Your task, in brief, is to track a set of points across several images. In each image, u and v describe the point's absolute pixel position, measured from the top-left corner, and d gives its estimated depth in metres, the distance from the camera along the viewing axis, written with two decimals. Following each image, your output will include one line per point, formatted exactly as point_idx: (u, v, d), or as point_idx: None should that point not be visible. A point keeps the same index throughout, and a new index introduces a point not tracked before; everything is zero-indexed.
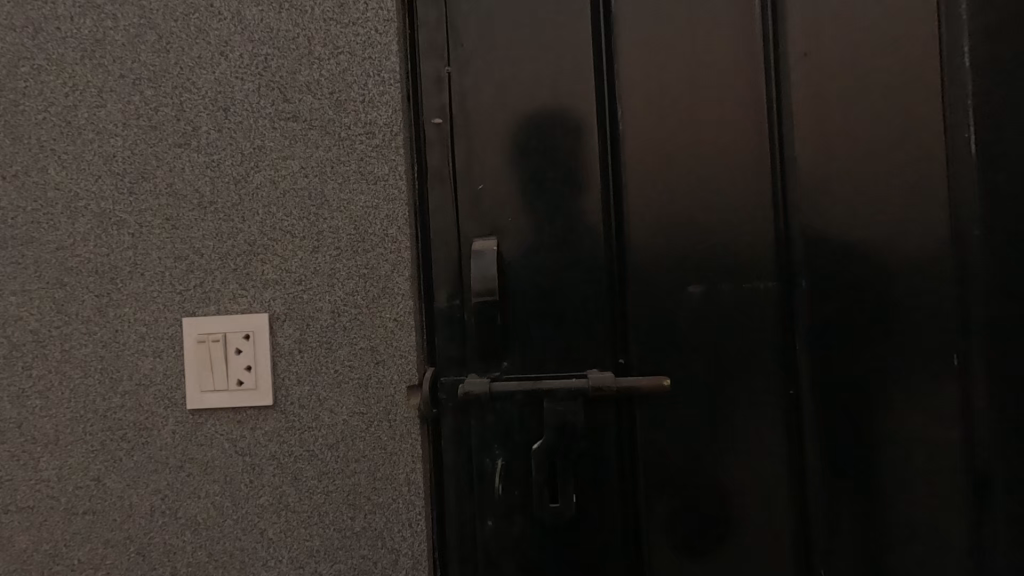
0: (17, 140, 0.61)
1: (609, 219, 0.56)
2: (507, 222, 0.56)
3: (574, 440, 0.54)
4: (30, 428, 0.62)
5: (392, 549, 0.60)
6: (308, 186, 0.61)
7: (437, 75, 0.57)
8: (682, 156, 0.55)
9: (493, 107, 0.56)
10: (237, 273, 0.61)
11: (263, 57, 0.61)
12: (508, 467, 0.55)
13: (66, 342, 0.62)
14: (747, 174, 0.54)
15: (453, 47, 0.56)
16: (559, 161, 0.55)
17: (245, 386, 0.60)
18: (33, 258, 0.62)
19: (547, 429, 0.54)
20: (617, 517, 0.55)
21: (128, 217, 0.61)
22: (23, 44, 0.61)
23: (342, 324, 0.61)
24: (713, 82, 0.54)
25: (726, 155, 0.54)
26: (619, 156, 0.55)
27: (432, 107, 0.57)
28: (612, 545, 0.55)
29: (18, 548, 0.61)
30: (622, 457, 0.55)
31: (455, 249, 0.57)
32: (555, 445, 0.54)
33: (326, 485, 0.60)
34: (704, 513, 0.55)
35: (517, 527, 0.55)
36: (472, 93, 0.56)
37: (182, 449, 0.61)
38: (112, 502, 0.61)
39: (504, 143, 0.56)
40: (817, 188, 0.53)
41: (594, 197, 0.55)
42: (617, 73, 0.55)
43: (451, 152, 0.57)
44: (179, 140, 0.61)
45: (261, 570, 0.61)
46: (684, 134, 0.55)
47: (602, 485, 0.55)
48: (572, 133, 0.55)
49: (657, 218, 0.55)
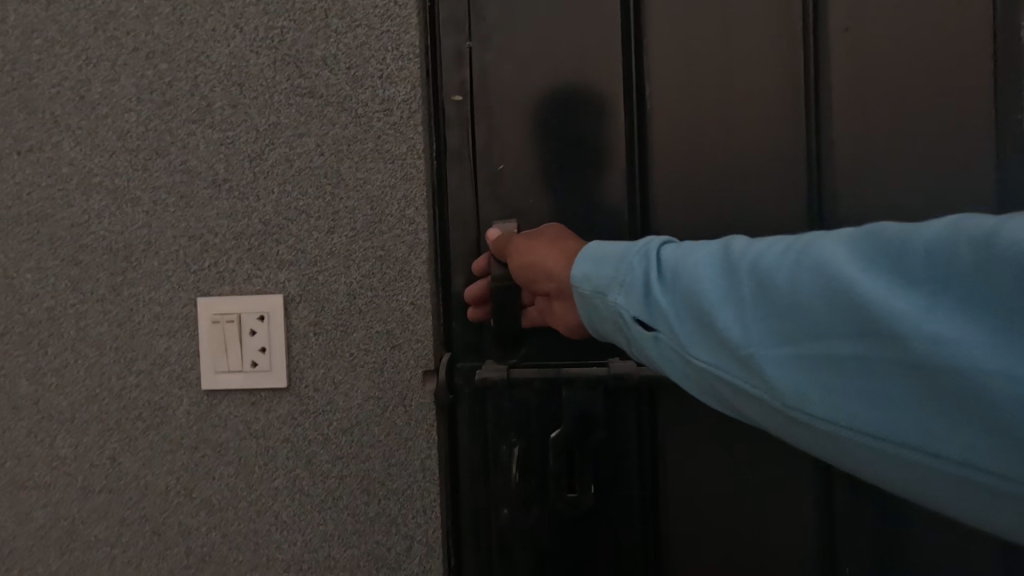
0: (31, 114, 0.60)
1: (635, 206, 0.53)
2: (528, 206, 0.54)
3: (593, 430, 0.53)
4: (46, 405, 0.61)
5: (406, 535, 0.59)
6: (324, 165, 0.59)
7: (458, 50, 0.54)
8: (713, 139, 0.52)
9: (515, 84, 0.53)
10: (252, 254, 0.60)
11: (278, 29, 0.59)
12: (524, 456, 0.54)
13: (82, 320, 0.61)
14: (783, 159, 0.51)
15: (475, 21, 0.54)
16: (583, 146, 0.53)
17: (260, 367, 0.59)
18: (48, 235, 0.61)
19: (565, 418, 0.53)
20: (636, 511, 0.53)
21: (143, 194, 0.60)
22: (37, 16, 0.60)
23: (357, 307, 0.59)
24: (749, 60, 0.51)
25: (759, 138, 0.52)
26: (647, 138, 0.53)
27: (452, 83, 0.54)
28: (630, 540, 0.53)
29: (37, 524, 0.62)
30: (642, 451, 0.53)
31: (474, 233, 0.55)
32: (575, 432, 0.53)
33: (340, 469, 0.60)
34: (726, 511, 0.53)
35: (532, 517, 0.54)
36: (494, 71, 0.53)
37: (197, 429, 0.60)
38: (128, 480, 0.61)
39: (526, 123, 0.53)
40: (857, 175, 0.51)
41: (619, 184, 0.53)
42: (646, 50, 0.52)
43: (471, 133, 0.54)
44: (193, 116, 0.60)
45: (274, 553, 0.60)
46: (715, 116, 0.52)
47: (620, 477, 0.53)
48: (597, 116, 0.53)
49: (685, 205, 0.53)
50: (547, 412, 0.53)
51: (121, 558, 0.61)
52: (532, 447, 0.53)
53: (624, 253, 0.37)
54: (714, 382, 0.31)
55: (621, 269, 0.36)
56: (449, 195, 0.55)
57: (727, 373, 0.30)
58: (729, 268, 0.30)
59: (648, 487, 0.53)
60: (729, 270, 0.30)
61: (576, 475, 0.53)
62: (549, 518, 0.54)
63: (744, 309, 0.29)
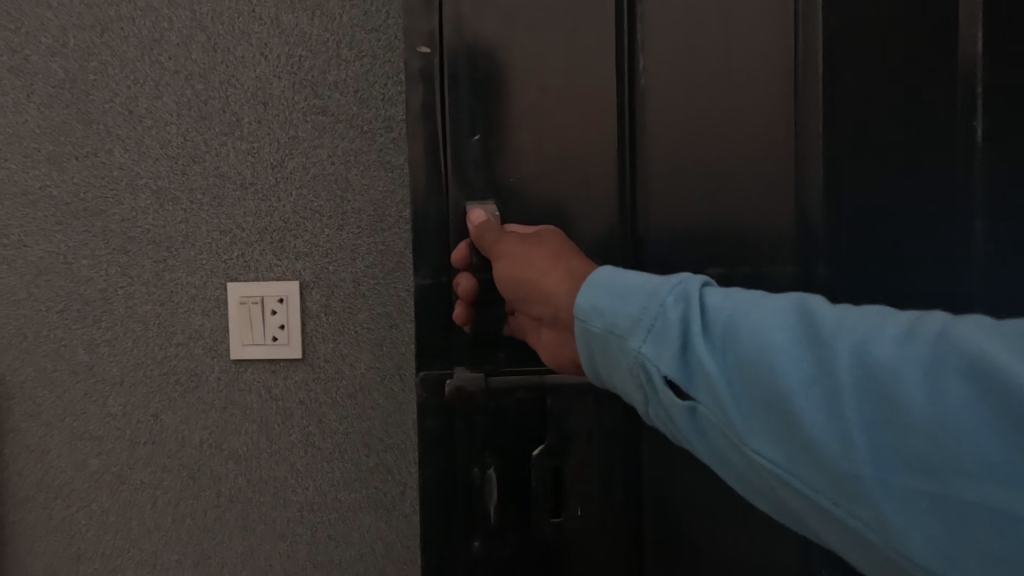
0: (87, 125, 0.71)
1: (623, 195, 0.55)
2: (507, 187, 0.55)
3: (575, 442, 0.57)
4: (99, 371, 0.73)
5: (401, 482, 0.71)
6: (334, 172, 0.70)
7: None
8: (707, 134, 0.53)
9: (493, 51, 0.53)
10: (273, 246, 0.71)
11: (298, 58, 0.70)
12: (507, 467, 0.56)
13: (130, 300, 0.73)
14: (773, 153, 0.52)
15: None
16: (568, 132, 0.54)
17: (280, 341, 0.71)
18: (101, 227, 0.72)
19: (549, 428, 0.56)
20: (615, 521, 0.57)
21: (181, 194, 0.72)
22: (93, 42, 0.71)
23: (362, 292, 0.71)
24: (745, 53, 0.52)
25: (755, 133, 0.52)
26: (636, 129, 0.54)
27: (420, 36, 0.53)
28: (611, 548, 0.57)
29: (92, 470, 0.74)
30: (623, 461, 0.57)
31: (448, 207, 0.55)
32: (556, 443, 0.56)
33: (346, 427, 0.71)
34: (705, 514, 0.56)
35: (514, 527, 0.56)
36: (473, 35, 0.53)
37: (226, 392, 0.72)
38: (169, 434, 0.73)
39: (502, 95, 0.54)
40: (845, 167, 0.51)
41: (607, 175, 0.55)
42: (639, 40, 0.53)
43: (445, 96, 0.54)
44: (225, 129, 0.71)
45: (290, 496, 0.72)
46: (710, 109, 0.53)
47: (600, 487, 0.57)
48: (583, 100, 0.54)
49: (674, 197, 0.54)
50: (528, 421, 0.56)
51: (163, 498, 0.73)
52: (512, 459, 0.56)
53: (652, 292, 0.35)
54: (754, 468, 0.29)
55: (652, 312, 0.34)
56: (424, 167, 0.54)
57: (775, 467, 0.28)
58: (800, 347, 0.28)
59: (624, 489, 0.57)
60: (798, 337, 0.28)
61: (557, 483, 0.57)
62: (529, 527, 0.56)
63: (814, 401, 0.26)
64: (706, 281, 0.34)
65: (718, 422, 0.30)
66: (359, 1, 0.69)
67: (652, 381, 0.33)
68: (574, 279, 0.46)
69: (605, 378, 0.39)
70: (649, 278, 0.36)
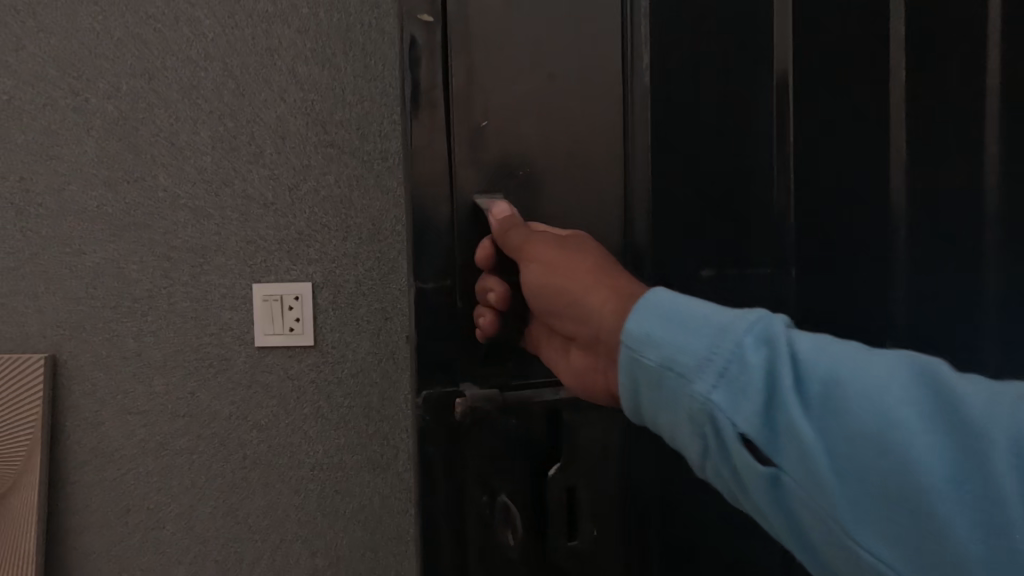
0: (136, 154, 0.87)
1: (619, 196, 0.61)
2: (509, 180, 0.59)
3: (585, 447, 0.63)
4: (145, 356, 0.89)
5: (395, 445, 0.88)
6: (341, 194, 0.86)
7: None
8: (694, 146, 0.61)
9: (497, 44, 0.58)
10: (290, 254, 0.87)
11: (311, 102, 0.86)
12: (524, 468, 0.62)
13: (171, 298, 0.88)
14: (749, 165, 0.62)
15: None
16: (571, 135, 0.60)
17: (296, 331, 0.87)
18: (148, 238, 0.88)
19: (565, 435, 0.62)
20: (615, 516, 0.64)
21: (214, 211, 0.87)
22: (141, 87, 0.86)
23: (363, 291, 0.87)
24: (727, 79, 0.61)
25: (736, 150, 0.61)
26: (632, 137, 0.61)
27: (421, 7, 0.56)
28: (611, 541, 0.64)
29: (138, 438, 0.89)
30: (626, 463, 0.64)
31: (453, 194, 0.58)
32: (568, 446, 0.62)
33: (350, 401, 0.88)
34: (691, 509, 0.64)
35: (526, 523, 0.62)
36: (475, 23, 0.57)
37: (251, 373, 0.88)
38: (203, 408, 0.89)
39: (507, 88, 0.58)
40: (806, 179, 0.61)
41: (608, 169, 0.61)
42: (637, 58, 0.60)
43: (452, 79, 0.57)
44: (250, 158, 0.87)
45: (304, 459, 0.88)
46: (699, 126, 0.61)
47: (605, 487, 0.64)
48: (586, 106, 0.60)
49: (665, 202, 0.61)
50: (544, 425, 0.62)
51: (198, 461, 0.89)
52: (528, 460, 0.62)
53: (725, 331, 0.35)
54: (830, 528, 0.31)
55: (725, 355, 0.34)
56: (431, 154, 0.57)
57: (859, 533, 0.30)
58: (899, 414, 0.29)
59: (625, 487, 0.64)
60: (905, 407, 0.29)
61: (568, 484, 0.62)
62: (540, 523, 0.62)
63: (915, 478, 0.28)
64: (787, 322, 0.35)
65: (809, 504, 0.31)
66: (361, 57, 0.86)
67: (726, 442, 0.34)
68: (617, 296, 0.47)
69: (647, 414, 0.40)
70: (713, 310, 0.37)
